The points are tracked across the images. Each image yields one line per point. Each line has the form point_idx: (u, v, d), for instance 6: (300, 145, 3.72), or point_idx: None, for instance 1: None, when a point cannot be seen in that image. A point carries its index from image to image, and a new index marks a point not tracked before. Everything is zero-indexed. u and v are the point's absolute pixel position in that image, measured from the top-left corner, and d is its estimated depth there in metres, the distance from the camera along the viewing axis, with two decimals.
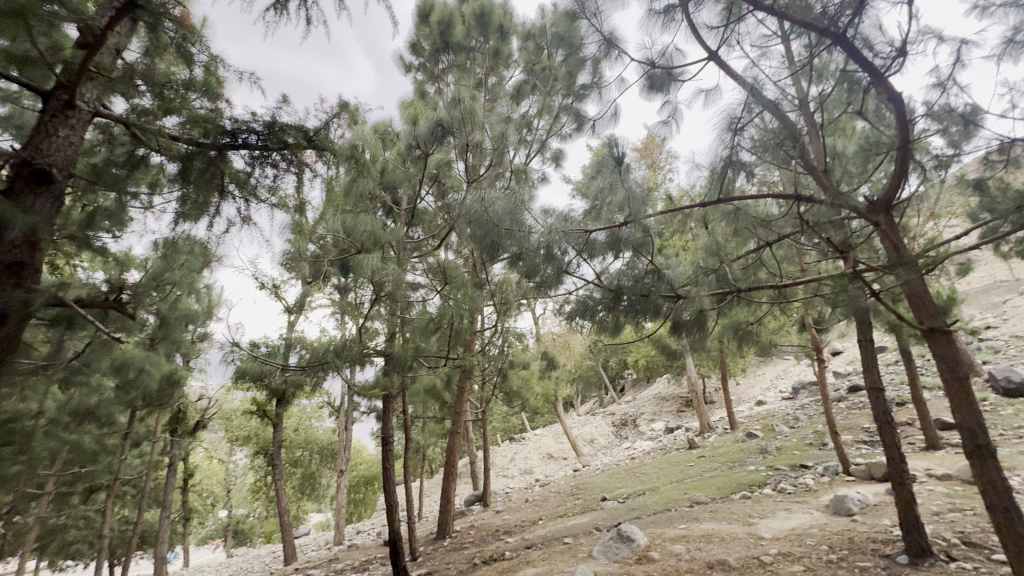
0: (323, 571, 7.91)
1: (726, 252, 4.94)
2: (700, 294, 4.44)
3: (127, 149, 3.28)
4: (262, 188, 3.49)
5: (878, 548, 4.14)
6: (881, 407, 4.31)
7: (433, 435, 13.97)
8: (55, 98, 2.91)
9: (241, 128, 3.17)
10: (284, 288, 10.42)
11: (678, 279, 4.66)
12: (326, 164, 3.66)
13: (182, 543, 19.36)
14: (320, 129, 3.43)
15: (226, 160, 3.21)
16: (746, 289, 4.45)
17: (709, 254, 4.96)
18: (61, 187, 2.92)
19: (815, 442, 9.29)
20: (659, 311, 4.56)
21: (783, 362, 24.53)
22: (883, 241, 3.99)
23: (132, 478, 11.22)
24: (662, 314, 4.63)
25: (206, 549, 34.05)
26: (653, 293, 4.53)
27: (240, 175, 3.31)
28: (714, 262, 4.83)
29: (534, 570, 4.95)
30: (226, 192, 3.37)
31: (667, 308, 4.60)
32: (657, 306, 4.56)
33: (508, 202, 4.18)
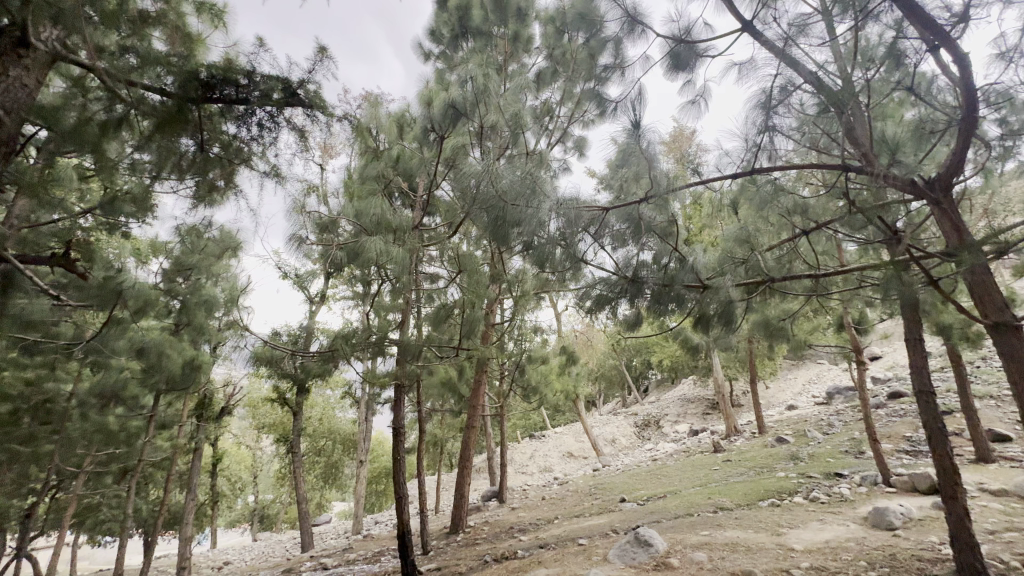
0: (337, 560, 7.87)
1: (758, 241, 4.57)
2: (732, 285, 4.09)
3: (101, 102, 3.20)
4: (253, 153, 3.57)
5: (925, 568, 3.75)
6: (932, 413, 3.89)
7: (452, 429, 13.89)
8: (7, 33, 2.80)
9: (216, 78, 3.02)
10: (306, 278, 10.49)
11: (704, 268, 4.35)
12: (315, 123, 3.47)
13: (210, 525, 19.94)
14: (308, 83, 3.23)
15: (214, 122, 3.29)
16: (780, 278, 4.08)
17: (739, 243, 4.61)
18: (9, 129, 2.77)
19: (851, 450, 8.76)
20: (683, 302, 4.27)
21: (817, 366, 23.51)
22: (941, 222, 3.66)
23: (158, 460, 11.51)
24: (687, 306, 4.33)
25: (233, 533, 35.14)
26: (676, 282, 4.23)
27: (229, 139, 3.39)
28: (745, 248, 4.48)
29: (546, 573, 4.72)
30: (208, 149, 3.40)
31: (693, 299, 4.30)
32: (682, 296, 4.26)
33: (524, 179, 3.95)
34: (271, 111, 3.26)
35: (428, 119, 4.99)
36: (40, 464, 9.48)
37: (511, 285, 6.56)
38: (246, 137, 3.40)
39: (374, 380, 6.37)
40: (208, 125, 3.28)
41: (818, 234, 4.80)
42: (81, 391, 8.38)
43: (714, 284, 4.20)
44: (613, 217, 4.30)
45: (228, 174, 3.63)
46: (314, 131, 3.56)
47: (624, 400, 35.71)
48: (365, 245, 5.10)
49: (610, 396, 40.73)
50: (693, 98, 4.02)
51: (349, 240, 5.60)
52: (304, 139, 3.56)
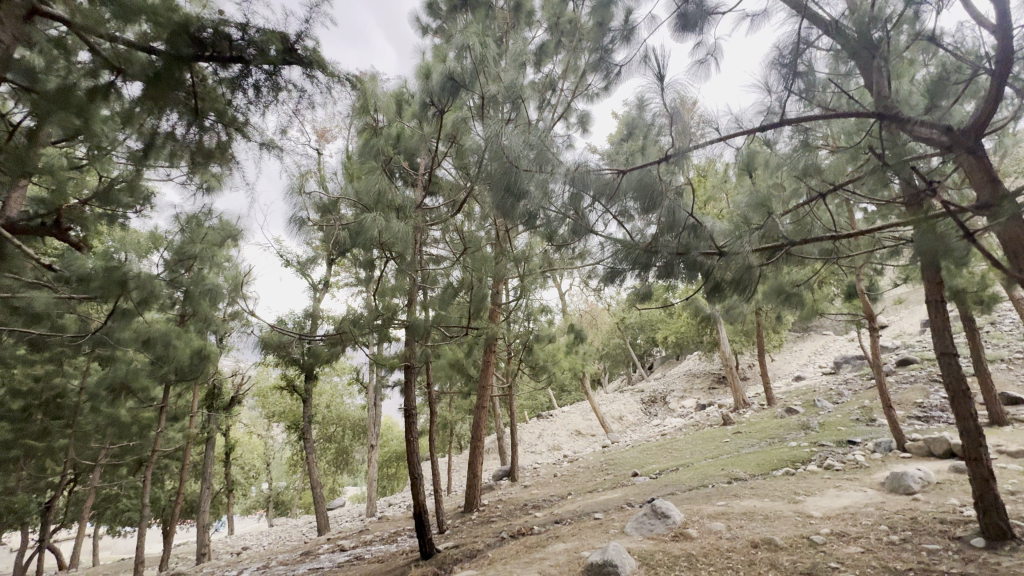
0: (353, 542, 7.96)
1: (774, 206, 4.43)
2: (750, 250, 3.98)
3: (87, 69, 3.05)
4: (251, 121, 3.46)
5: (948, 529, 3.71)
6: (954, 375, 3.80)
7: (461, 411, 13.97)
8: None
9: (208, 33, 2.84)
10: (309, 265, 10.40)
11: (719, 235, 4.27)
12: (313, 85, 3.32)
13: (227, 513, 20.28)
14: (305, 39, 3.06)
15: (210, 90, 3.16)
16: (801, 241, 3.96)
17: (754, 208, 4.47)
18: None
19: (862, 418, 8.75)
20: (700, 270, 4.18)
21: (823, 338, 23.53)
22: (975, 172, 3.44)
23: (171, 450, 11.62)
24: (702, 274, 4.23)
25: (249, 520, 35.86)
26: (693, 250, 4.13)
27: (226, 107, 3.26)
28: (761, 213, 4.37)
29: (564, 546, 4.72)
30: (201, 117, 3.25)
31: (708, 267, 4.20)
32: (697, 264, 4.16)
33: (534, 146, 3.81)
34: (268, 72, 3.12)
35: (427, 93, 4.89)
36: (55, 458, 9.59)
37: (518, 262, 6.47)
38: (243, 104, 3.27)
39: (383, 363, 6.32)
40: (203, 92, 3.14)
41: (835, 197, 4.64)
42: (91, 385, 8.38)
43: (731, 250, 4.10)
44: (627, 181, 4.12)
45: (224, 146, 3.53)
46: (312, 96, 3.40)
47: (629, 378, 35.90)
48: (370, 224, 4.99)
49: (616, 374, 40.85)
50: (704, 60, 3.85)
51: (352, 221, 5.48)
52: (302, 103, 3.41)
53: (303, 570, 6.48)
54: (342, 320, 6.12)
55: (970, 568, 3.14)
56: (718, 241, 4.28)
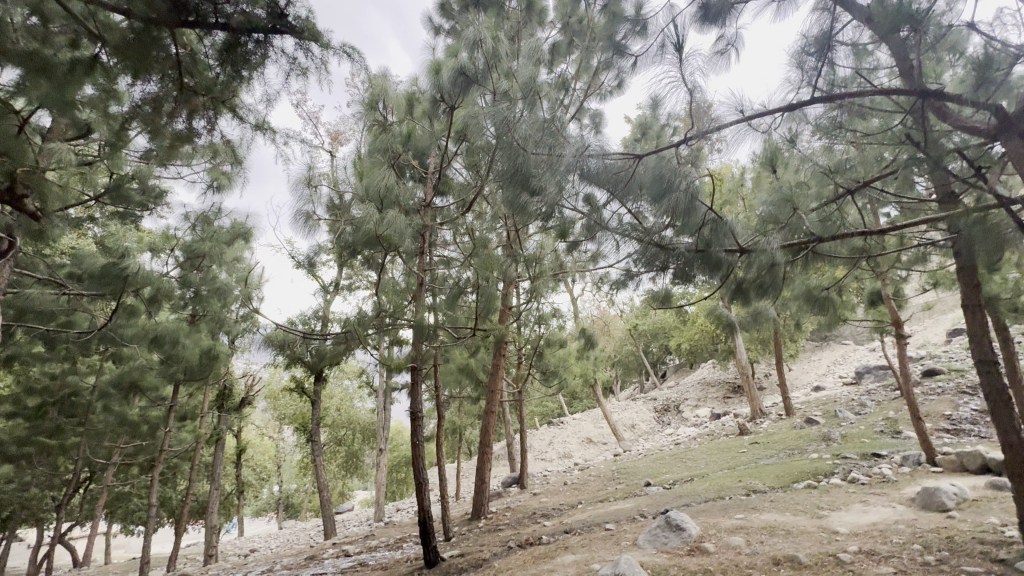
0: (359, 547, 7.83)
1: (800, 201, 4.24)
2: (777, 246, 3.80)
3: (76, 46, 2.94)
4: (238, 92, 3.44)
5: (988, 551, 3.44)
6: (994, 384, 3.55)
7: (471, 416, 13.82)
8: None
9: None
10: (320, 267, 10.39)
11: (742, 231, 4.10)
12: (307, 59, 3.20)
13: (237, 514, 20.35)
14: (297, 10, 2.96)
15: (196, 62, 3.11)
16: (830, 237, 3.77)
17: (778, 204, 4.26)
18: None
19: (886, 430, 8.40)
20: (722, 267, 4.00)
21: (842, 347, 22.94)
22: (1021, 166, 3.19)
23: (182, 450, 11.65)
24: (722, 271, 4.06)
25: (260, 523, 36.02)
26: (713, 246, 3.97)
27: (213, 81, 3.22)
28: (787, 208, 4.19)
29: (573, 558, 4.52)
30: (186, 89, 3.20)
31: (729, 264, 4.04)
32: (718, 261, 4.00)
33: (547, 134, 3.69)
34: (258, 40, 3.01)
35: (438, 89, 4.83)
36: (68, 456, 9.67)
37: (529, 263, 6.34)
38: (234, 75, 3.19)
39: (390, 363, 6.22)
40: (190, 65, 3.10)
41: (864, 193, 4.44)
42: (102, 383, 8.42)
43: (755, 245, 3.93)
44: (640, 173, 3.95)
45: (209, 113, 3.49)
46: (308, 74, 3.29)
47: (641, 386, 35.47)
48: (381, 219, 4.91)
49: (628, 382, 40.27)
50: (725, 50, 3.68)
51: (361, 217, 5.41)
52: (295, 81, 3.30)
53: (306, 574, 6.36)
54: (349, 320, 6.03)
55: None
56: (741, 237, 4.12)
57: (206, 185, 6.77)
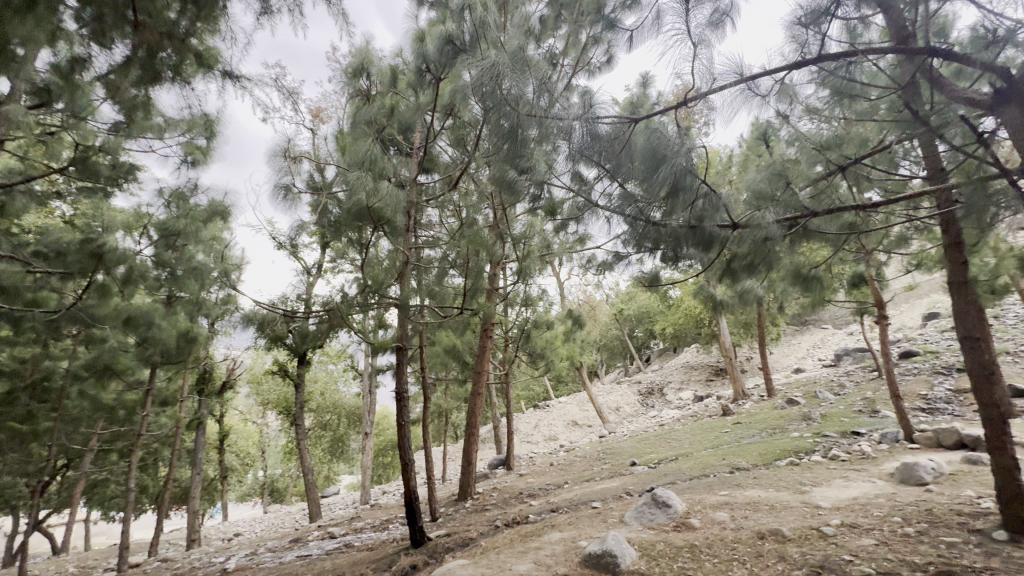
0: (344, 529, 7.78)
1: (793, 176, 4.19)
2: (772, 220, 3.75)
3: None
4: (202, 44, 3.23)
5: (966, 521, 3.52)
6: (977, 360, 3.58)
7: (457, 399, 13.81)
8: None
9: None
10: (303, 249, 10.13)
11: (737, 204, 4.05)
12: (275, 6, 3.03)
13: (221, 499, 20.18)
14: None
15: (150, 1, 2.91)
16: (824, 212, 3.74)
17: (772, 179, 4.21)
18: None
19: (865, 409, 8.60)
20: (714, 243, 3.95)
21: (821, 331, 23.46)
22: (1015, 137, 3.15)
23: (161, 435, 11.42)
24: (716, 247, 4.00)
25: (244, 508, 35.85)
26: (706, 222, 3.91)
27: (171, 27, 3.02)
28: (780, 181, 4.12)
29: (560, 536, 4.52)
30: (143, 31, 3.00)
31: (723, 241, 3.98)
32: (711, 237, 3.93)
33: (541, 97, 3.52)
34: None
35: (423, 59, 4.64)
36: (42, 441, 9.40)
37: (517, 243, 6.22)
38: None
39: (375, 344, 6.09)
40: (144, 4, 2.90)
41: (856, 170, 4.40)
42: (75, 366, 8.13)
43: (750, 219, 3.88)
44: (634, 146, 3.85)
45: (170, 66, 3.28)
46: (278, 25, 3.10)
47: (626, 370, 35.92)
48: (366, 191, 4.74)
49: (613, 366, 40.68)
50: (720, 20, 3.53)
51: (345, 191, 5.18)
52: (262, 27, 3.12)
53: (291, 557, 6.30)
54: (332, 300, 5.87)
55: (995, 562, 2.94)
56: (734, 213, 4.06)
57: (181, 160, 6.49)
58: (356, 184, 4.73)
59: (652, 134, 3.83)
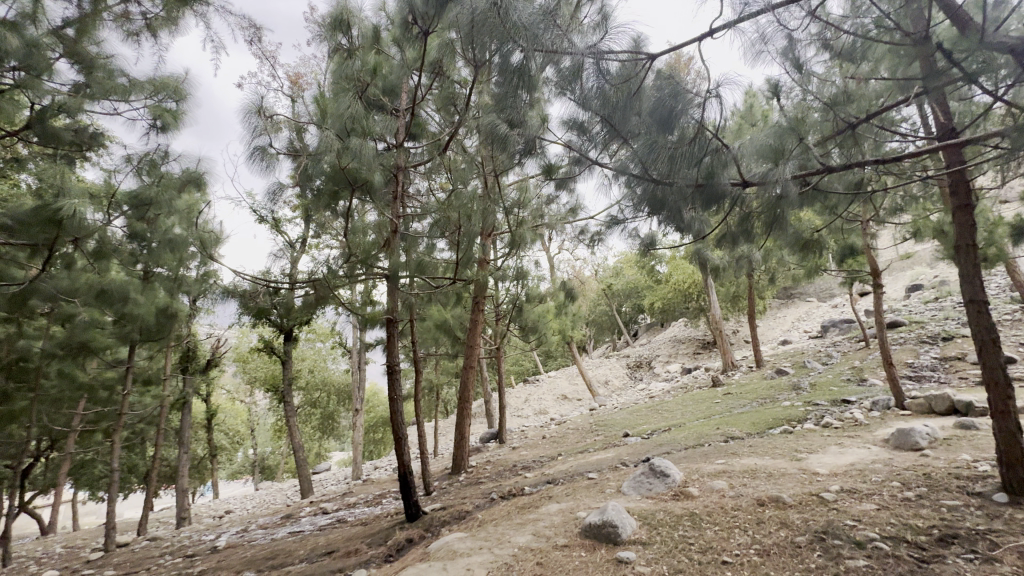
0: (336, 504, 7.72)
1: (805, 130, 4.02)
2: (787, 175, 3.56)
3: None
4: None
5: (965, 485, 3.51)
6: (983, 324, 3.52)
7: (448, 375, 13.73)
8: None
9: None
10: (285, 222, 9.77)
11: (748, 159, 3.88)
12: None
13: (211, 477, 20.10)
14: None
15: None
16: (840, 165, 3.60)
17: (781, 135, 4.02)
18: None
19: (853, 378, 8.72)
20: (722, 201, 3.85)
21: (806, 304, 23.81)
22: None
23: (145, 415, 11.14)
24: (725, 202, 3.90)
25: (235, 485, 35.99)
26: (715, 177, 3.79)
27: None
28: (792, 137, 3.91)
29: (559, 507, 4.46)
30: None
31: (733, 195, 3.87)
32: (721, 192, 3.81)
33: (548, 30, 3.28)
34: None
35: (409, 9, 4.29)
36: (19, 423, 9.09)
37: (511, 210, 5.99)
38: None
39: (363, 316, 5.86)
40: None
41: (869, 124, 4.26)
42: (48, 345, 7.78)
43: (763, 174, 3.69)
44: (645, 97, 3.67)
45: None
46: None
47: (614, 344, 36.31)
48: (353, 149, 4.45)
49: (601, 341, 40.99)
50: None
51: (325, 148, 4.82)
52: None
53: (283, 533, 6.21)
54: (317, 270, 5.61)
55: (998, 524, 2.92)
56: (744, 168, 3.91)
57: (149, 125, 6.08)
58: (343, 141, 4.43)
59: (662, 86, 3.71)
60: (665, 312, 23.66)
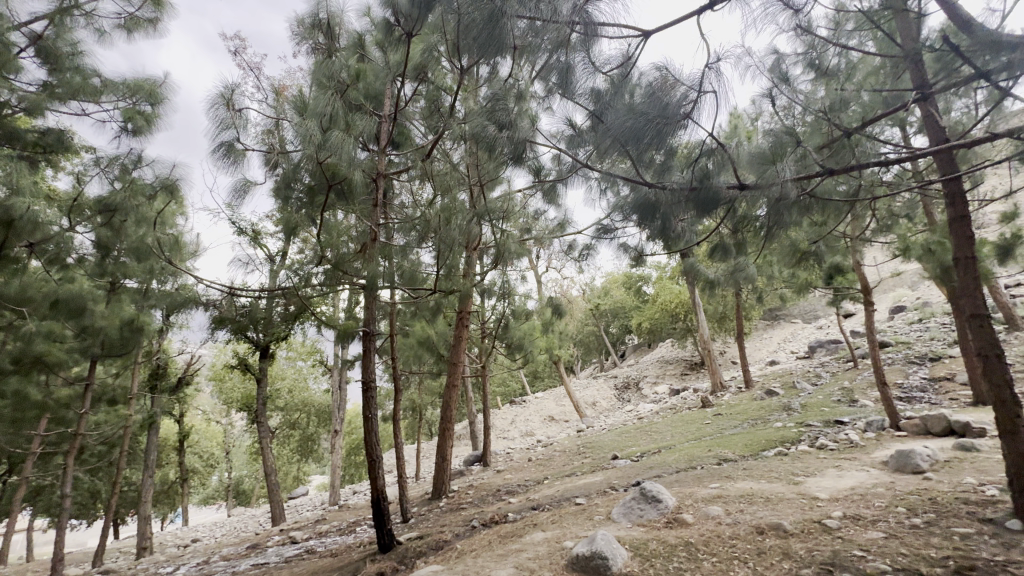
0: (306, 533, 7.23)
1: (801, 135, 3.89)
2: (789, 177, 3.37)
3: None
4: None
5: (975, 511, 3.30)
6: (986, 340, 3.36)
7: (432, 395, 13.30)
8: None
9: None
10: (264, 234, 9.47)
11: (747, 164, 3.71)
12: None
13: (180, 503, 19.09)
14: None
15: None
16: (842, 168, 3.44)
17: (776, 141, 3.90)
18: None
19: (843, 399, 8.57)
20: (718, 206, 3.67)
21: (791, 325, 23.93)
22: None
23: (107, 436, 10.49)
24: (721, 205, 3.70)
25: (207, 511, 34.42)
26: (709, 181, 3.63)
27: None
28: (788, 143, 3.75)
29: (544, 536, 4.14)
30: None
31: (728, 200, 3.69)
32: (716, 194, 3.63)
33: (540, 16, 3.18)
34: None
35: (392, 11, 4.14)
36: None
37: (496, 221, 5.80)
38: None
39: (339, 329, 5.55)
40: None
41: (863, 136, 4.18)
42: None
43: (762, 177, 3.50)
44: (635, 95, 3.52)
45: None
46: None
47: (602, 365, 36.02)
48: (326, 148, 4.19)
49: (589, 361, 40.71)
50: None
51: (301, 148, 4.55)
52: None
53: (245, 566, 5.73)
54: (290, 281, 5.31)
55: (1016, 554, 2.70)
56: (743, 173, 3.73)
57: (120, 128, 5.82)
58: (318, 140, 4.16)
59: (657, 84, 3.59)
60: (652, 332, 23.55)
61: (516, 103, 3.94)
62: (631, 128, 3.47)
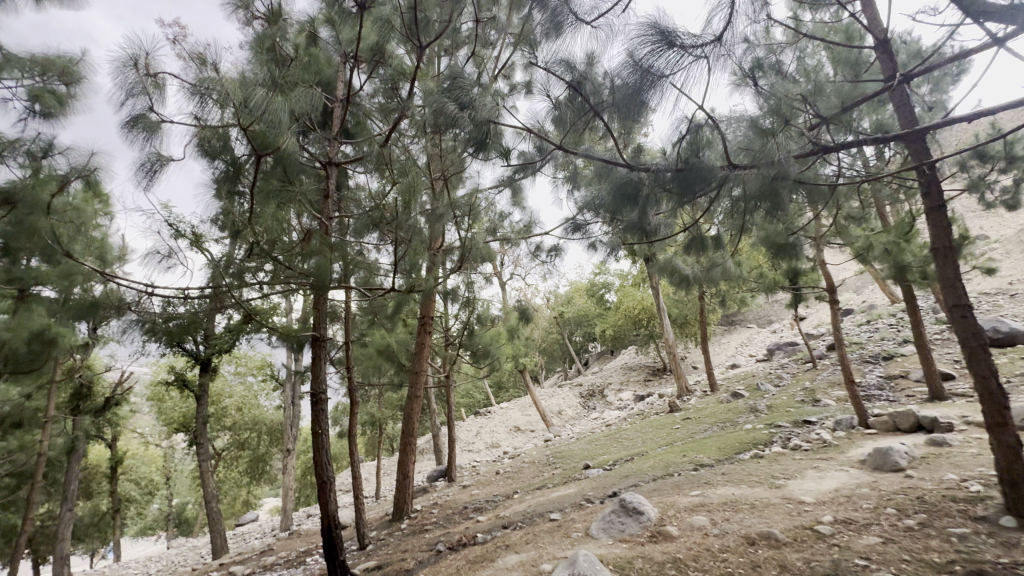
0: (249, 567, 6.44)
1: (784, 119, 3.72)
2: (787, 153, 3.13)
3: None
4: None
5: (967, 509, 3.17)
6: (970, 330, 3.28)
7: (392, 408, 12.62)
8: None
9: None
10: (206, 237, 8.69)
11: (737, 145, 3.45)
12: None
13: (111, 537, 17.27)
14: None
15: None
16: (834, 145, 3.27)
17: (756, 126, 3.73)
18: None
19: (807, 399, 8.66)
20: (707, 188, 3.41)
21: (748, 330, 24.60)
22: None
23: (18, 466, 9.21)
24: (711, 187, 3.44)
25: (146, 543, 31.74)
26: (697, 162, 3.39)
27: None
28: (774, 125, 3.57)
29: (518, 559, 3.74)
30: None
31: (717, 183, 3.44)
32: (705, 174, 3.36)
33: None
34: None
35: None
36: None
37: (460, 217, 5.41)
38: None
39: (284, 335, 4.98)
40: None
41: (841, 124, 4.08)
42: None
43: (757, 154, 3.24)
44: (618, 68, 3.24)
45: None
46: None
47: (566, 373, 35.91)
48: (264, 119, 3.63)
49: (554, 369, 40.55)
50: None
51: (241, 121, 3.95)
52: None
53: None
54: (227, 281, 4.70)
55: (1020, 555, 2.54)
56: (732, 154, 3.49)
57: (26, 110, 5.09)
58: (257, 104, 3.58)
59: None
60: (616, 339, 23.62)
61: (478, 88, 3.58)
62: (620, 92, 3.17)
